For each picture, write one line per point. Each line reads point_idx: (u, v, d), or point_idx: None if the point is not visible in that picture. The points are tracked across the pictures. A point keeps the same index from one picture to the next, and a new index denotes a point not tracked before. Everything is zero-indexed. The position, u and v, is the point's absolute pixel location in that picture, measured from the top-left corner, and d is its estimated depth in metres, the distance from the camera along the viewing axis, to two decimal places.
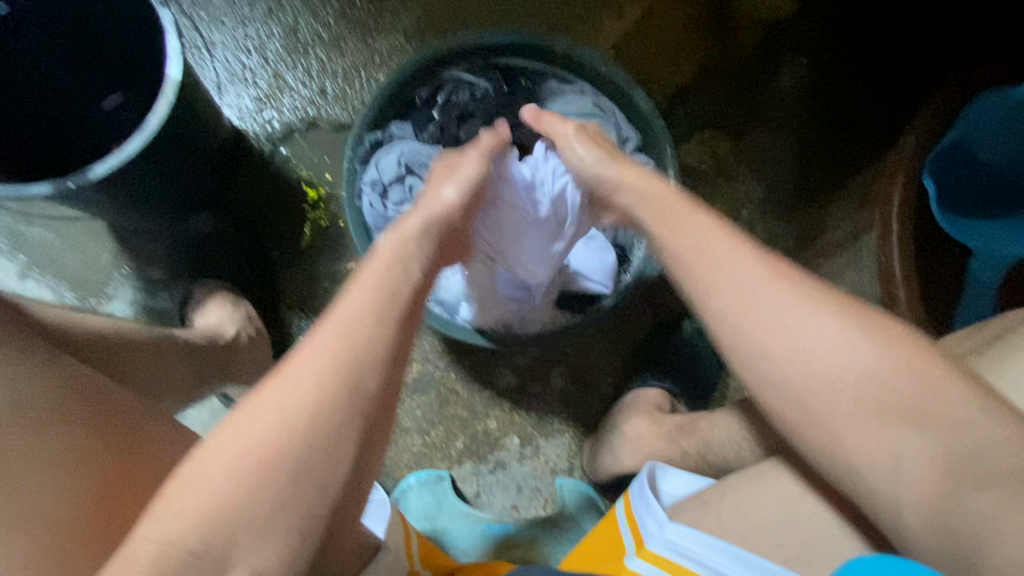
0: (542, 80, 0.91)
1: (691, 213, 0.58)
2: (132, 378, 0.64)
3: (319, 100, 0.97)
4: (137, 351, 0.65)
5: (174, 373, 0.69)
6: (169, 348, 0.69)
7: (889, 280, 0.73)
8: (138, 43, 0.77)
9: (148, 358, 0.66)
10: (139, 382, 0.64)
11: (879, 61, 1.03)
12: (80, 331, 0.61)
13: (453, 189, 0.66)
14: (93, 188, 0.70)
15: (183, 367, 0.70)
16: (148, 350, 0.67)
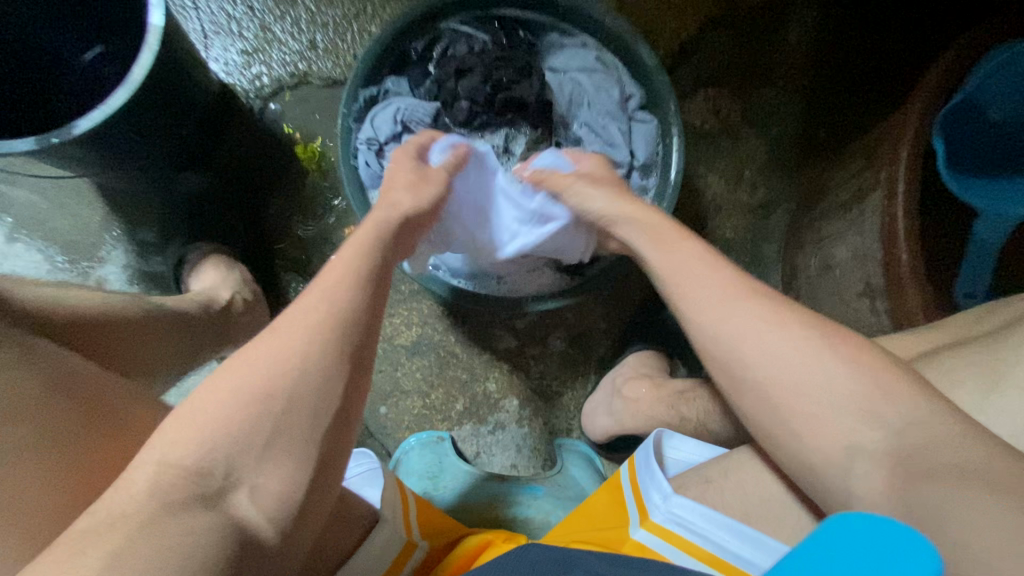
0: (544, 34, 0.89)
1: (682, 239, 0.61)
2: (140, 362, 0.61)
3: (310, 54, 0.93)
4: (125, 324, 0.60)
5: (170, 348, 0.66)
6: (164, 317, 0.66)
7: (893, 242, 0.72)
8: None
9: (151, 333, 0.63)
10: (144, 363, 0.61)
11: (892, 15, 0.99)
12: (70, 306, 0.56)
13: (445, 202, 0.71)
14: (77, 144, 0.66)
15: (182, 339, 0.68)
16: (139, 320, 0.62)
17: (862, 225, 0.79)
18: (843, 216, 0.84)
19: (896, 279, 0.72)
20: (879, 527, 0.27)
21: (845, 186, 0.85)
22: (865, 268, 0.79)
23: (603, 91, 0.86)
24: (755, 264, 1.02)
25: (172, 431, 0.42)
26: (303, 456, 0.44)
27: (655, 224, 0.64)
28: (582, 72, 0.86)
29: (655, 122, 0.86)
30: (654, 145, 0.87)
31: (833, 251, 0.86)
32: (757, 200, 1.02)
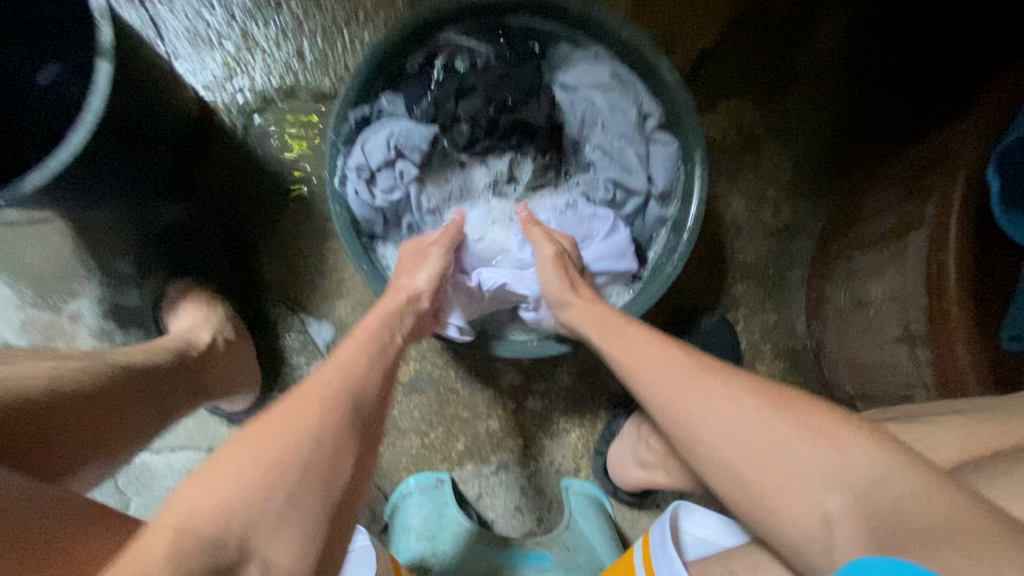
0: (552, 44, 0.80)
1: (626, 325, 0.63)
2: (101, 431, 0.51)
3: (297, 65, 0.85)
4: (98, 393, 0.52)
5: (141, 412, 0.56)
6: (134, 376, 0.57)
7: (940, 288, 0.66)
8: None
9: (114, 402, 0.54)
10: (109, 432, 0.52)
11: (936, 17, 0.90)
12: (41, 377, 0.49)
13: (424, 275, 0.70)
14: (40, 197, 0.61)
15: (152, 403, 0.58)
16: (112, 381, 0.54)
17: (904, 263, 0.72)
18: (881, 250, 0.77)
19: (943, 329, 0.66)
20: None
21: (883, 217, 0.77)
22: (906, 311, 0.72)
23: (618, 111, 0.78)
24: (777, 291, 0.95)
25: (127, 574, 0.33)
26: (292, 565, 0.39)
27: (598, 318, 0.65)
28: (596, 89, 0.78)
29: (675, 144, 0.79)
30: (674, 168, 0.79)
31: (869, 287, 0.78)
32: (780, 222, 0.95)
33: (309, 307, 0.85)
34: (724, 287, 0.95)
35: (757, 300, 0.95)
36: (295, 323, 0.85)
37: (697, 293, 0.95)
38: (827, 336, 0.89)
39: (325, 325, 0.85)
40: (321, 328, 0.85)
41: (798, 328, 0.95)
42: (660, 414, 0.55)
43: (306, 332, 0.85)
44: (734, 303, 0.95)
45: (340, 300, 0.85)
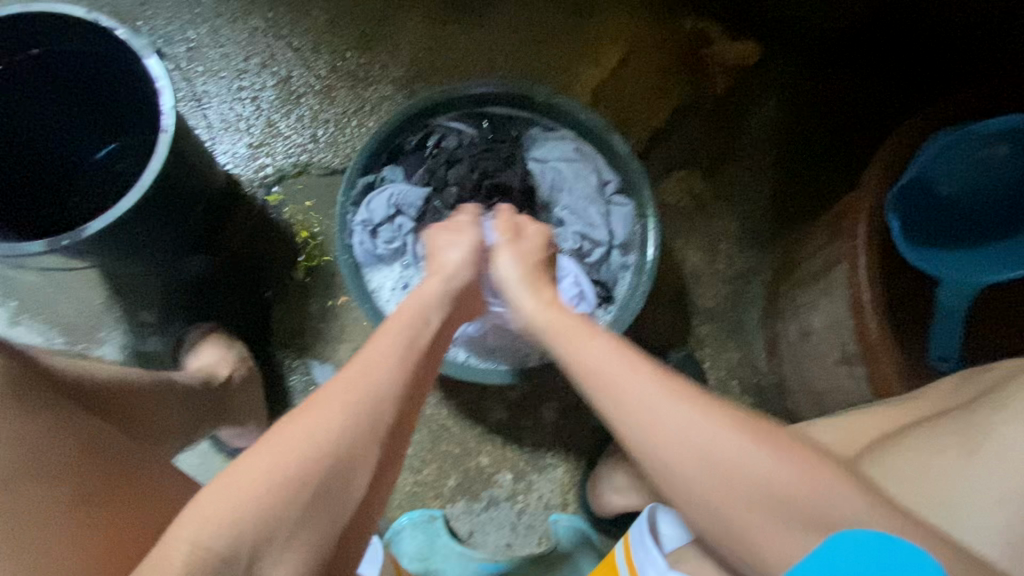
0: (526, 127, 0.96)
1: (593, 336, 0.59)
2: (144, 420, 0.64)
3: (312, 146, 1.01)
4: (132, 393, 0.64)
5: (179, 416, 0.70)
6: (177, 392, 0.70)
7: (862, 310, 0.77)
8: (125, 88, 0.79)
9: (156, 402, 0.67)
10: (151, 426, 0.65)
11: (840, 102, 1.10)
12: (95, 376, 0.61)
13: (458, 253, 0.70)
14: (89, 244, 0.72)
15: (186, 412, 0.71)
16: (148, 392, 0.66)
17: (833, 294, 0.84)
18: (815, 286, 0.89)
19: (869, 345, 0.76)
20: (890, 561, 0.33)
21: (815, 258, 0.90)
22: (840, 335, 0.83)
23: (581, 177, 0.93)
24: (738, 331, 1.06)
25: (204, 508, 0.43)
26: (309, 526, 0.45)
27: (565, 330, 0.62)
28: (562, 161, 0.94)
29: (631, 205, 0.92)
30: (631, 224, 0.93)
31: (810, 318, 0.90)
32: (734, 270, 1.08)
33: (313, 351, 0.94)
34: (690, 329, 1.05)
35: (720, 340, 1.05)
36: (299, 366, 0.93)
37: (666, 334, 1.05)
38: (785, 369, 0.98)
39: (328, 366, 0.93)
40: (323, 370, 0.93)
41: (760, 364, 1.05)
42: (625, 416, 0.53)
43: (308, 374, 0.93)
44: (700, 343, 1.05)
45: (341, 344, 0.94)
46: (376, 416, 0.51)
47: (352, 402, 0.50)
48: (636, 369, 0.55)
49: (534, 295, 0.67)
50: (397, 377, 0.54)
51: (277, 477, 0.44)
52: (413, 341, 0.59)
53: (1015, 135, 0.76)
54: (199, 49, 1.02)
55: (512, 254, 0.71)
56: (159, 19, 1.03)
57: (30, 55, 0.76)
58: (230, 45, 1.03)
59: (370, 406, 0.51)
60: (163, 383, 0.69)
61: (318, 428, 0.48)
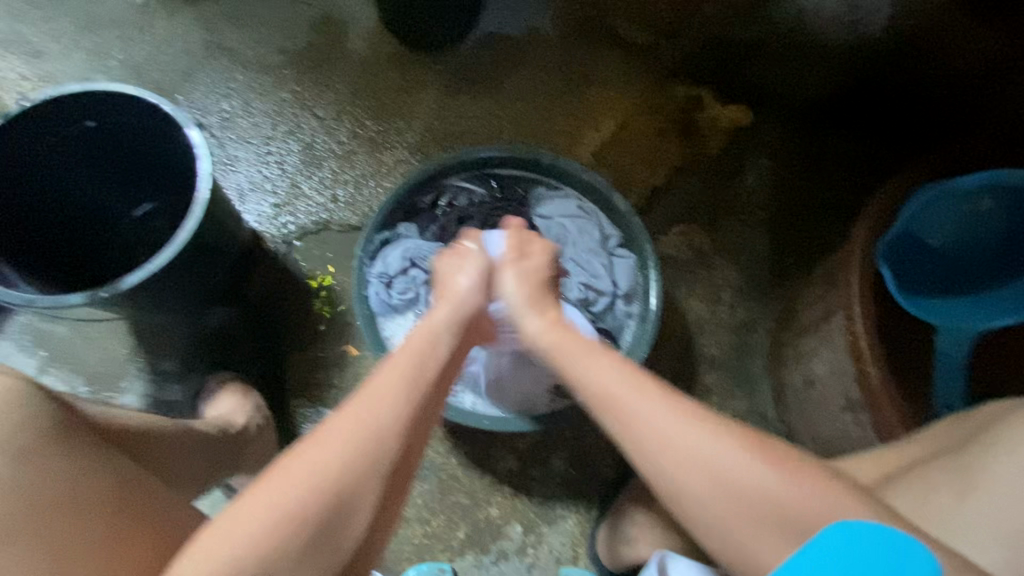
0: (532, 187, 1.02)
1: (598, 355, 0.62)
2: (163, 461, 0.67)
3: (332, 205, 1.08)
4: (157, 439, 0.67)
5: (194, 462, 0.72)
6: (197, 440, 0.73)
7: (860, 358, 0.79)
8: (167, 158, 0.87)
9: (180, 448, 0.70)
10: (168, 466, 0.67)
11: (829, 161, 1.16)
12: (127, 422, 0.64)
13: (468, 279, 0.73)
14: (124, 297, 0.77)
15: (204, 458, 0.74)
16: (170, 438, 0.68)
17: (832, 341, 0.86)
18: (815, 333, 0.91)
19: (870, 390, 0.78)
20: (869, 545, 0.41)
21: (813, 307, 0.93)
22: (842, 382, 0.84)
23: (584, 232, 0.98)
24: (744, 380, 1.07)
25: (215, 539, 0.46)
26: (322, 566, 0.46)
27: (565, 349, 0.65)
28: (567, 218, 0.99)
29: (633, 258, 0.97)
30: (634, 276, 0.96)
31: (813, 366, 0.92)
32: (737, 319, 1.10)
33: (327, 400, 0.97)
34: (696, 377, 1.07)
35: (726, 388, 1.07)
36: (313, 415, 0.96)
37: (673, 383, 1.07)
38: (792, 417, 0.99)
39: None
40: None
41: (768, 414, 1.05)
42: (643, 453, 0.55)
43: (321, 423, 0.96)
44: (706, 391, 1.06)
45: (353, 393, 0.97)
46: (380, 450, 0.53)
47: (356, 440, 0.52)
48: (644, 392, 0.57)
49: (541, 314, 0.70)
50: (402, 412, 0.55)
51: (280, 517, 0.47)
52: (422, 373, 0.60)
53: (1000, 191, 0.81)
54: (232, 119, 1.12)
55: (516, 272, 0.74)
56: (198, 93, 1.13)
57: (84, 127, 0.82)
58: (260, 115, 1.12)
59: (375, 444, 0.52)
60: (185, 431, 0.72)
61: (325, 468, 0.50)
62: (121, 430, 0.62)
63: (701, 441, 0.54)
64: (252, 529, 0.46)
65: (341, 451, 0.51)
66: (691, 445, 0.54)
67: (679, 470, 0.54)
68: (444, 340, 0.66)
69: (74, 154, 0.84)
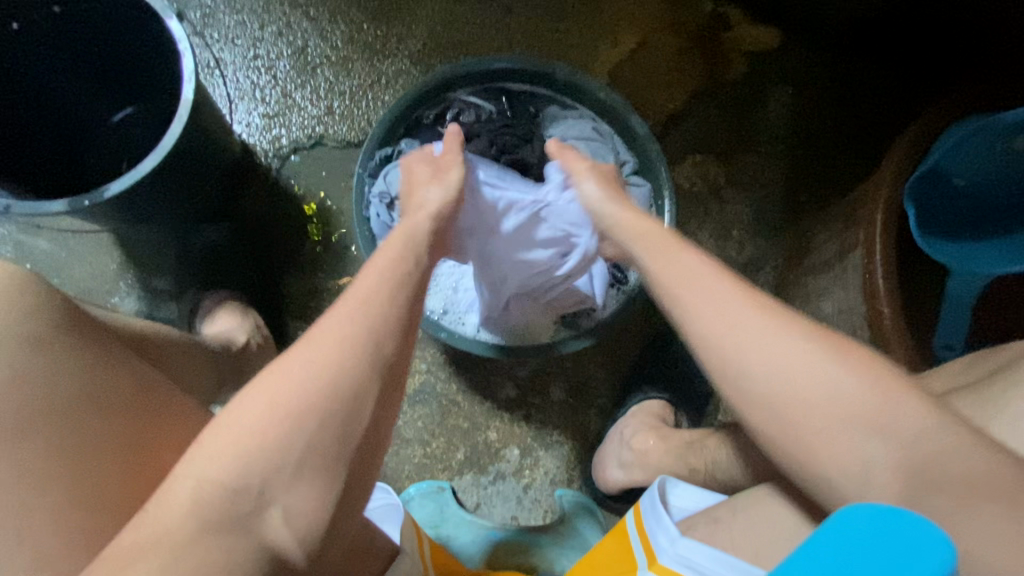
0: (545, 106, 0.96)
1: (678, 249, 0.58)
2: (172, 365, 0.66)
3: (327, 118, 1.01)
4: (167, 344, 0.66)
5: (203, 376, 0.72)
6: (203, 350, 0.72)
7: (874, 298, 0.77)
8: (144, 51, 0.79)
9: (186, 356, 0.68)
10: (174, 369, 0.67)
11: (860, 91, 1.09)
12: (134, 327, 0.63)
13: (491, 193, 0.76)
14: (107, 206, 0.72)
15: (211, 371, 0.73)
16: (178, 347, 0.68)
17: (845, 280, 0.84)
18: (827, 272, 0.89)
19: (880, 331, 0.77)
20: (895, 524, 0.31)
21: (827, 246, 0.91)
22: (851, 322, 0.83)
23: (599, 157, 0.92)
24: None
25: (218, 441, 0.45)
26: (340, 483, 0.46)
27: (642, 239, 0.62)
28: (581, 140, 0.93)
29: (648, 186, 0.92)
30: (648, 206, 0.92)
31: (821, 305, 0.90)
32: (745, 256, 1.08)
33: (326, 323, 0.95)
34: None
35: None
36: None
37: None
38: None
39: None
40: None
41: None
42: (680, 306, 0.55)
43: None
44: None
45: None
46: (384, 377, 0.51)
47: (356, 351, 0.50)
48: (720, 277, 0.55)
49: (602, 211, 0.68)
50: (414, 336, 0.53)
51: (277, 422, 0.46)
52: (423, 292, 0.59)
53: None
54: (215, 15, 1.01)
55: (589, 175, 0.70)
56: None
57: (51, 12, 0.74)
58: (246, 13, 1.02)
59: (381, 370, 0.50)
60: (190, 341, 0.71)
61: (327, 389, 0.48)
62: (132, 331, 0.62)
63: (792, 368, 0.49)
64: (254, 433, 0.45)
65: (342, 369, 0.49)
66: (772, 376, 0.50)
67: (735, 367, 0.51)
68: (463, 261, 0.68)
69: (43, 44, 0.77)
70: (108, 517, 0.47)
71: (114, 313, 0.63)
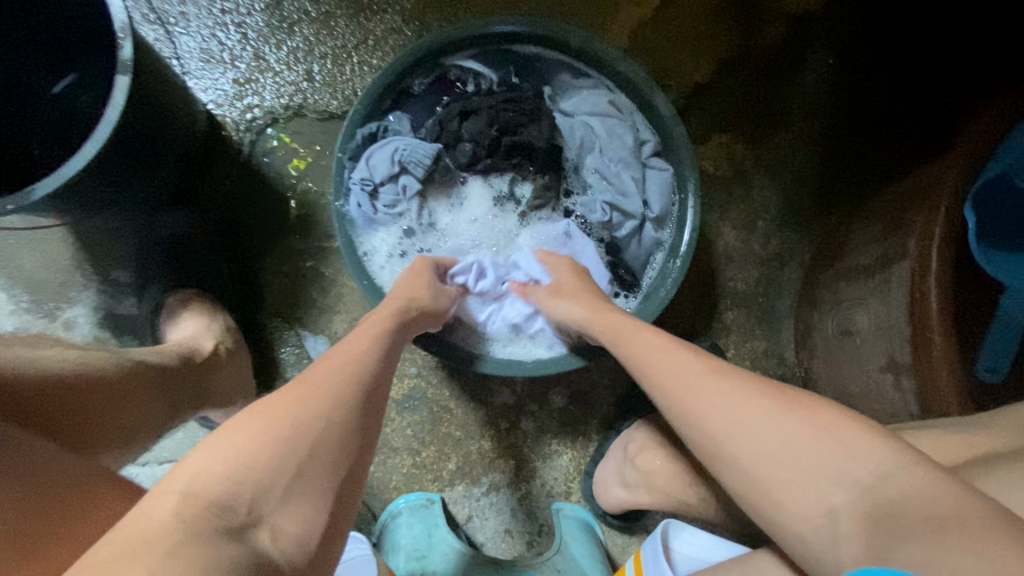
0: (557, 72, 0.83)
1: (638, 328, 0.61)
2: (95, 432, 0.52)
3: (306, 85, 0.88)
4: (96, 384, 0.54)
5: (151, 405, 0.60)
6: (150, 373, 0.62)
7: (922, 319, 0.68)
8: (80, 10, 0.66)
9: (128, 389, 0.57)
10: (92, 437, 0.52)
11: (917, 63, 0.95)
12: (39, 370, 0.50)
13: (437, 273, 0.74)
14: (43, 203, 0.62)
15: (164, 396, 0.62)
16: (111, 379, 0.56)
17: (888, 293, 0.75)
18: (865, 280, 0.79)
19: (925, 357, 0.68)
20: None
21: (867, 250, 0.81)
22: (890, 340, 0.75)
23: (615, 136, 0.81)
24: (768, 320, 0.98)
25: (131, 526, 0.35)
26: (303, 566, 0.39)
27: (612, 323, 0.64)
28: (595, 116, 0.82)
29: (670, 170, 0.81)
30: (669, 195, 0.82)
31: (855, 316, 0.81)
32: (770, 252, 0.98)
33: (306, 321, 0.86)
34: (715, 313, 0.97)
35: (747, 328, 0.97)
36: (291, 337, 0.86)
37: (689, 319, 0.97)
38: (815, 364, 0.91)
39: (321, 339, 0.86)
40: (317, 343, 0.86)
41: (786, 356, 0.97)
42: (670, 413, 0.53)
43: (301, 345, 0.86)
44: (724, 330, 0.97)
45: (336, 315, 0.86)
46: (354, 439, 0.47)
47: (321, 403, 0.46)
48: (677, 351, 0.56)
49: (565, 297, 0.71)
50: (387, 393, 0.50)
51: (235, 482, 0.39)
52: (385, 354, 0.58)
53: None
54: None
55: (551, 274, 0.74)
56: None
57: None
58: None
59: (348, 429, 0.47)
60: (131, 364, 0.60)
61: (296, 445, 0.43)
62: (33, 378, 0.49)
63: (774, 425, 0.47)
64: (196, 501, 0.37)
65: (308, 429, 0.44)
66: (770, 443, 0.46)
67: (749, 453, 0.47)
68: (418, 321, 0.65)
69: None
70: None
71: (23, 349, 0.53)
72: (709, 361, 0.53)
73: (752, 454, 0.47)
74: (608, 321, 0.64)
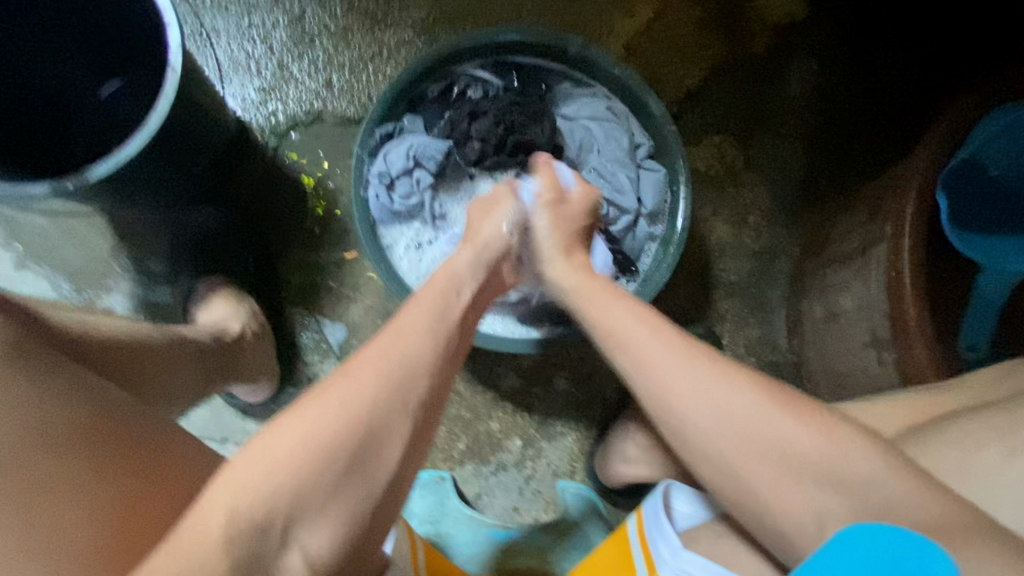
0: (558, 81, 0.90)
1: (616, 299, 0.63)
2: (139, 374, 0.63)
3: (325, 92, 0.95)
4: (141, 348, 0.64)
5: (185, 374, 0.70)
6: (185, 346, 0.71)
7: (899, 296, 0.73)
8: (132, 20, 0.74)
9: (166, 356, 0.67)
10: (141, 383, 0.63)
11: (893, 68, 1.02)
12: (100, 330, 0.61)
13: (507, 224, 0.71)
14: (95, 187, 0.69)
15: (196, 367, 0.71)
16: (152, 345, 0.66)
17: (868, 275, 0.80)
18: (848, 265, 0.85)
19: (903, 332, 0.74)
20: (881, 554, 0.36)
21: (850, 237, 0.86)
22: (872, 319, 0.80)
23: (612, 139, 0.87)
24: (761, 308, 1.03)
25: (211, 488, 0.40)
26: (336, 492, 0.44)
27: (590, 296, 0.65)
28: (593, 120, 0.88)
29: (663, 171, 0.87)
30: (661, 192, 0.88)
31: (840, 299, 0.86)
32: (761, 244, 1.03)
33: (324, 309, 0.92)
34: (710, 303, 1.02)
35: (741, 316, 1.02)
36: (311, 324, 0.92)
37: (686, 308, 1.02)
38: (806, 349, 0.96)
39: (339, 326, 0.92)
40: (335, 330, 0.92)
41: (780, 343, 1.02)
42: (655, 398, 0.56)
43: (320, 332, 0.92)
44: (719, 318, 1.02)
45: (353, 303, 0.92)
46: (412, 401, 0.50)
47: (387, 373, 0.49)
48: (658, 327, 0.59)
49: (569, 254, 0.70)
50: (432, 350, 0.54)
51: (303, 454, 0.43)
52: (444, 312, 0.59)
53: None
54: None
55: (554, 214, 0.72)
56: None
57: None
58: None
59: (399, 384, 0.49)
60: (171, 336, 0.70)
61: (354, 403, 0.46)
62: (102, 336, 0.61)
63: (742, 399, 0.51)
64: (276, 469, 0.42)
65: (374, 383, 0.48)
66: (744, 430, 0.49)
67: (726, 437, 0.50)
68: (466, 282, 0.64)
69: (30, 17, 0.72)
70: (93, 522, 0.45)
71: (82, 315, 0.63)
72: (686, 348, 0.56)
73: (735, 413, 0.52)
74: (588, 286, 0.67)
